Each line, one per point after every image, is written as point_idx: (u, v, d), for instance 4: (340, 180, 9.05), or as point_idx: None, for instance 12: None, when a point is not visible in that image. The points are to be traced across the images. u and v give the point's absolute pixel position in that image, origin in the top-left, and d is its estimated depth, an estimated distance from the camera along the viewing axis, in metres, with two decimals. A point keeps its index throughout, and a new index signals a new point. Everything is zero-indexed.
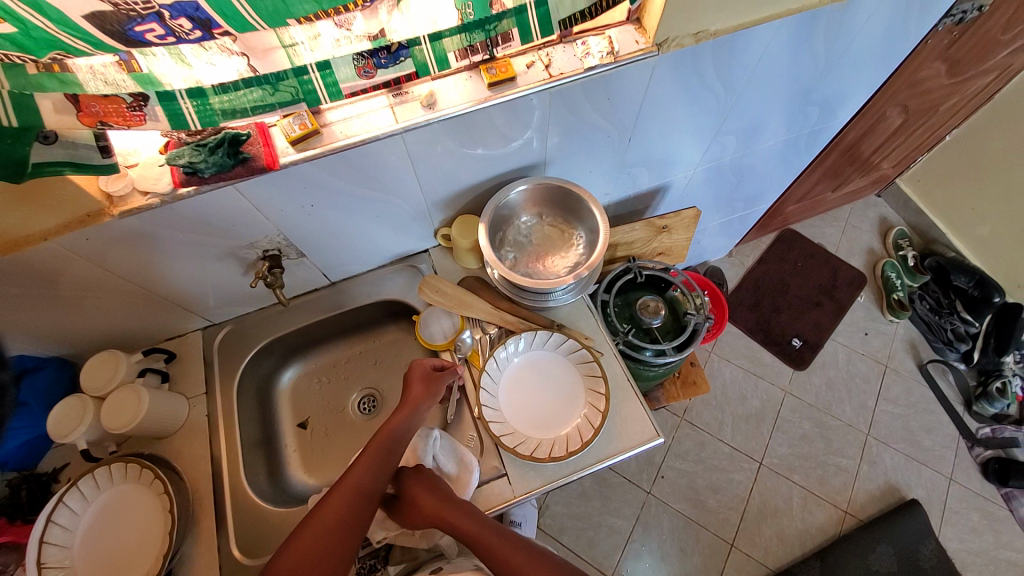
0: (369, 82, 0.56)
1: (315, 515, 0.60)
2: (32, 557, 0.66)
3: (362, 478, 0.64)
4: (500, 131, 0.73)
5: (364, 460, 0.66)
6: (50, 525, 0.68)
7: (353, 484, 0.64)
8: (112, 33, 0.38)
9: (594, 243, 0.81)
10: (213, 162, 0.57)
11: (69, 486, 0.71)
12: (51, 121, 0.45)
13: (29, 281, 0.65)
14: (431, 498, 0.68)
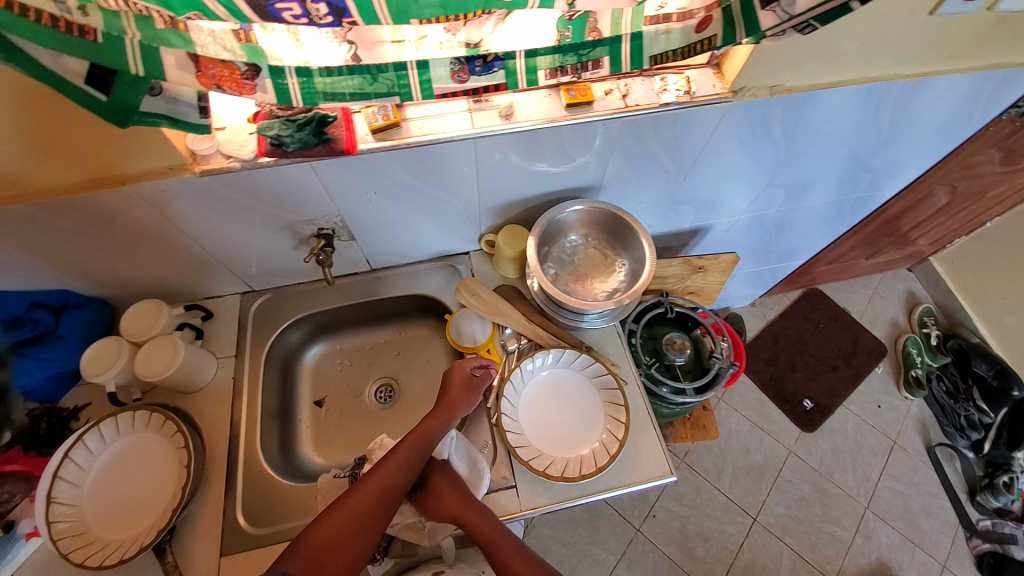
0: (460, 86, 0.58)
1: (335, 512, 0.64)
2: (44, 489, 0.67)
3: (387, 479, 0.68)
4: (567, 150, 0.75)
5: (392, 462, 0.69)
6: (66, 460, 0.69)
7: (375, 486, 0.67)
8: (255, 5, 0.40)
9: (638, 272, 0.81)
10: (299, 138, 0.60)
11: (91, 426, 0.72)
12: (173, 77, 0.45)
13: (100, 221, 0.68)
14: (455, 498, 0.70)
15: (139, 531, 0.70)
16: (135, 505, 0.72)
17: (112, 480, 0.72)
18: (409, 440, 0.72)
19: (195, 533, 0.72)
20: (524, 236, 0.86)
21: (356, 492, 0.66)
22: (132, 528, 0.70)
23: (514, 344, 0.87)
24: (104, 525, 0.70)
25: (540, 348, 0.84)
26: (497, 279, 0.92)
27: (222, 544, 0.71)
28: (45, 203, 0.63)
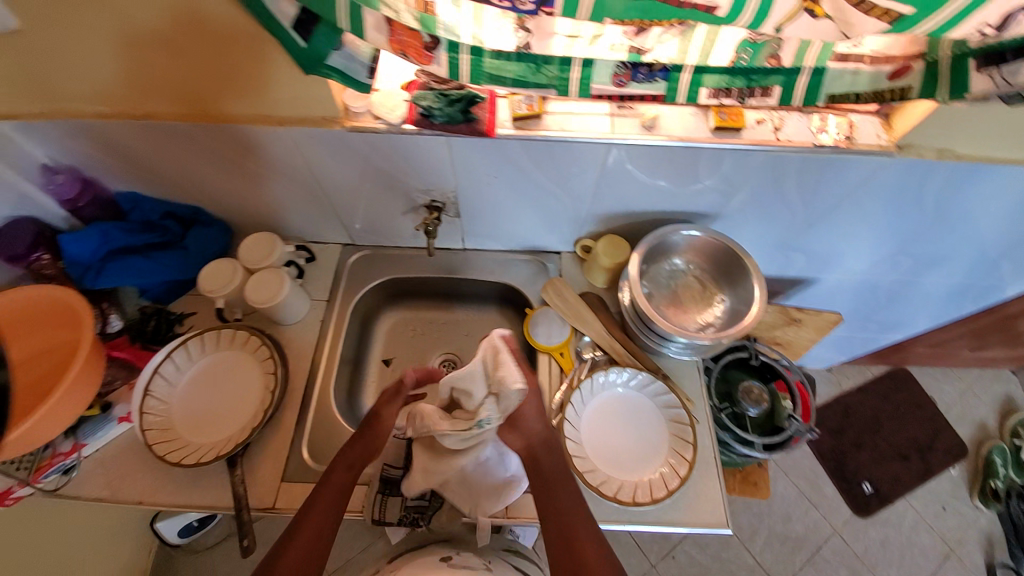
0: (618, 91, 0.57)
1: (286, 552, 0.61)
2: (145, 380, 0.74)
3: (323, 514, 0.64)
4: (697, 173, 0.72)
5: (325, 497, 0.66)
6: (167, 360, 0.77)
7: (318, 521, 0.64)
8: None
9: (739, 313, 0.77)
10: (446, 113, 0.62)
11: (194, 334, 0.80)
12: (369, 37, 0.47)
13: (248, 153, 0.73)
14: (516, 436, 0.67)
15: (222, 439, 0.76)
16: (220, 415, 0.78)
17: (206, 388, 0.79)
18: (334, 476, 0.68)
19: (264, 454, 0.77)
20: (624, 248, 0.84)
21: (294, 536, 0.62)
22: (215, 436, 0.76)
23: (589, 354, 0.84)
24: (191, 427, 0.76)
25: (614, 364, 0.82)
26: (584, 285, 0.90)
27: (285, 470, 0.76)
28: (208, 127, 0.68)
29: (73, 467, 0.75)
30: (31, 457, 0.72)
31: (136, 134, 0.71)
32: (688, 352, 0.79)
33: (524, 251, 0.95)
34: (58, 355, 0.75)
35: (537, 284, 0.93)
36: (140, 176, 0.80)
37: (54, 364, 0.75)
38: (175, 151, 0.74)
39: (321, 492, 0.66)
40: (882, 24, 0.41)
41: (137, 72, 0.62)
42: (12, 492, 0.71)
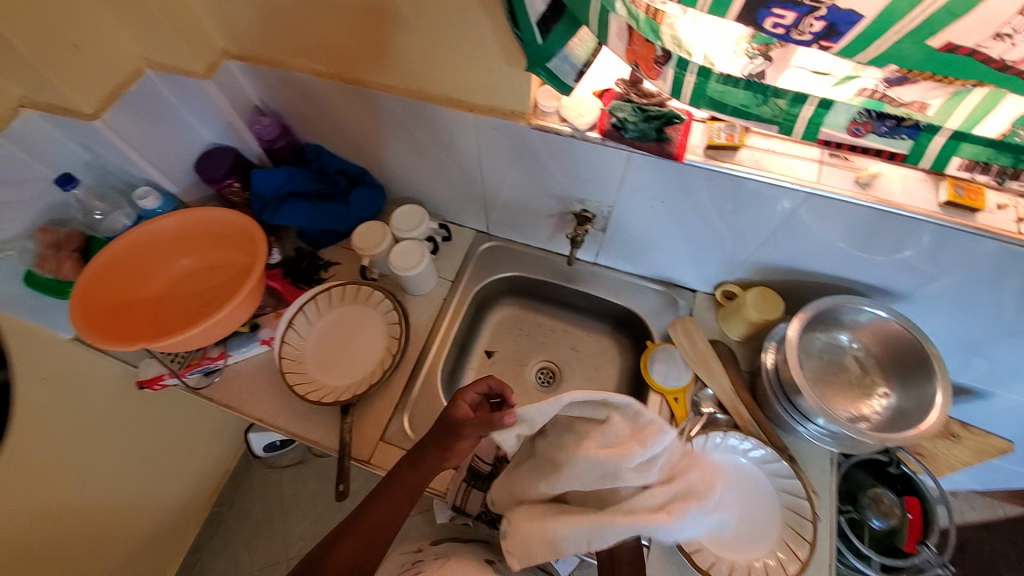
0: (849, 139, 0.52)
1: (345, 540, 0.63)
2: (292, 310, 0.83)
3: (387, 513, 0.65)
4: (901, 245, 0.63)
5: (393, 494, 0.66)
6: (311, 300, 0.86)
7: (380, 517, 0.65)
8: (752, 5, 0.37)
9: (904, 418, 0.67)
10: (639, 129, 0.60)
11: (339, 284, 0.88)
12: (610, 45, 0.49)
13: (427, 129, 0.77)
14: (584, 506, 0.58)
15: (342, 386, 0.81)
16: (342, 363, 0.84)
17: (337, 336, 0.86)
18: (404, 478, 0.66)
19: (370, 410, 0.81)
20: (778, 306, 0.76)
21: (354, 531, 0.64)
22: (335, 380, 0.82)
23: (708, 409, 0.77)
24: (319, 367, 0.83)
25: (737, 429, 0.74)
26: (716, 333, 0.83)
27: (385, 429, 0.79)
28: (402, 98, 0.72)
29: (214, 371, 0.84)
30: (185, 354, 0.85)
31: (337, 93, 0.77)
32: (826, 441, 0.69)
33: (656, 280, 0.91)
34: (228, 272, 0.86)
35: (663, 317, 0.88)
36: (326, 130, 0.87)
37: (223, 279, 0.86)
38: (364, 114, 0.79)
39: (388, 490, 0.66)
40: None
41: (357, 38, 0.67)
42: (161, 378, 0.83)
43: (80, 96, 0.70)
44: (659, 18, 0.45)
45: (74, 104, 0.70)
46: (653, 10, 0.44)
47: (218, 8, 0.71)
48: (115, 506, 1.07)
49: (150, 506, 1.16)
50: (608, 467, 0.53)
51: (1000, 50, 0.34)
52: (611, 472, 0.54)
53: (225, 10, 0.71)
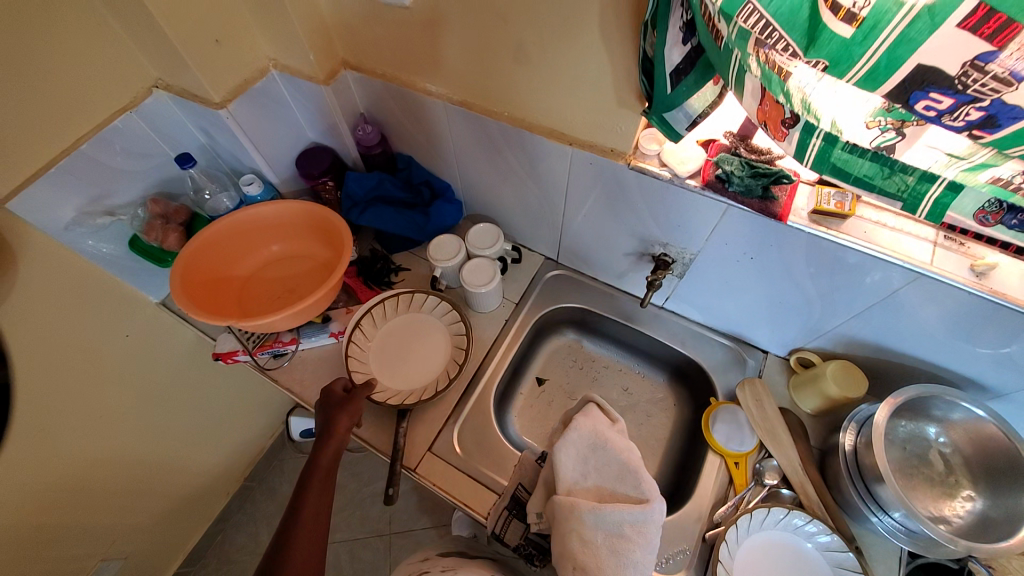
0: (975, 226, 0.50)
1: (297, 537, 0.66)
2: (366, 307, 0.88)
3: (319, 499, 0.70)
4: (1013, 343, 0.59)
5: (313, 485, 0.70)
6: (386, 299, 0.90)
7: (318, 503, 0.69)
8: (906, 88, 0.36)
9: (994, 530, 0.61)
10: (743, 184, 0.59)
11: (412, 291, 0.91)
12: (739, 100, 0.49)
13: (522, 156, 0.79)
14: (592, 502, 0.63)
15: (403, 390, 0.83)
16: (402, 368, 0.85)
17: (399, 342, 0.88)
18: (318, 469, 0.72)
19: (423, 419, 0.83)
20: (860, 382, 0.72)
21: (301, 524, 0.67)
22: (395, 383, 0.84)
23: (771, 480, 0.73)
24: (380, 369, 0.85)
25: (802, 509, 0.69)
26: (787, 401, 0.80)
27: (435, 440, 0.81)
28: (504, 124, 0.75)
29: (284, 355, 0.88)
30: (259, 335, 0.89)
31: (442, 112, 0.81)
32: (899, 538, 0.64)
33: (724, 334, 0.88)
34: (312, 264, 0.91)
35: (728, 374, 0.85)
36: (421, 143, 0.92)
37: (305, 270, 0.91)
38: (462, 133, 0.82)
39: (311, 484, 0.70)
40: None
41: (473, 64, 0.70)
42: (235, 355, 0.87)
43: (214, 87, 0.76)
44: (788, 81, 0.44)
45: (206, 92, 0.76)
46: (783, 70, 0.43)
47: (350, 25, 0.77)
48: (162, 463, 1.12)
49: (191, 468, 1.22)
50: (590, 437, 0.66)
51: None
52: (595, 442, 0.66)
53: (354, 24, 0.77)
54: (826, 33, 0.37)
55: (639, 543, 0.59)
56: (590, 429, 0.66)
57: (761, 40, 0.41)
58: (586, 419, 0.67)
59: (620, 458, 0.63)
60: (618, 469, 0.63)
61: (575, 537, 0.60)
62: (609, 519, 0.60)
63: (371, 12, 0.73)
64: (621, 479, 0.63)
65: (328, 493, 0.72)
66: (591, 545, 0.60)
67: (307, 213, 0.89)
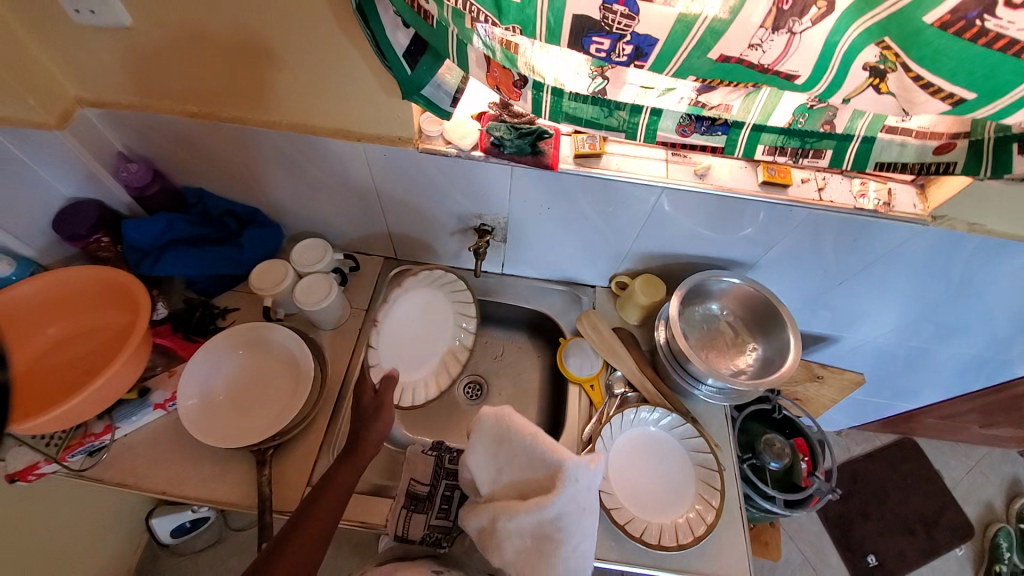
0: (680, 139, 0.62)
1: (287, 550, 0.59)
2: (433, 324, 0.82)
3: (322, 513, 0.63)
4: (743, 223, 0.76)
5: (329, 497, 0.65)
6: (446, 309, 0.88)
7: (319, 523, 0.62)
8: (573, 44, 0.45)
9: (771, 363, 0.80)
10: (515, 144, 0.68)
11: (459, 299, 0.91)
12: (471, 72, 0.54)
13: (319, 163, 0.77)
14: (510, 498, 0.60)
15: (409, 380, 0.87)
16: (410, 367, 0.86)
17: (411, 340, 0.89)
18: (341, 476, 0.67)
19: (292, 457, 0.78)
20: (660, 289, 0.88)
21: (297, 530, 0.61)
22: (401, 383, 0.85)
23: (620, 390, 0.86)
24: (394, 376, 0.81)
25: (646, 403, 0.83)
26: (617, 321, 0.93)
27: (310, 471, 0.77)
28: (287, 133, 0.73)
29: (100, 449, 0.75)
30: (63, 434, 0.73)
31: (217, 134, 0.75)
32: (717, 397, 0.81)
33: (560, 282, 0.98)
34: (106, 335, 0.78)
35: (570, 315, 0.95)
36: (207, 172, 0.84)
37: (99, 344, 0.77)
38: (249, 153, 0.78)
39: (330, 486, 0.66)
40: (943, 106, 0.42)
41: (229, 75, 0.67)
42: (36, 467, 0.70)
43: None
44: (515, 50, 0.51)
45: None
46: (512, 45, 0.51)
47: (66, 56, 0.67)
48: None
49: None
50: (495, 431, 0.62)
51: (756, 56, 0.42)
52: (500, 435, 0.61)
53: (74, 55, 0.66)
54: None
55: (562, 541, 0.56)
56: (494, 418, 0.62)
57: (474, 17, 0.46)
58: (489, 410, 0.63)
59: (525, 446, 0.60)
60: (528, 460, 0.59)
61: (505, 546, 0.58)
62: (527, 521, 0.56)
63: (92, 40, 0.64)
64: (534, 468, 0.59)
65: (339, 506, 0.65)
66: (516, 547, 0.58)
67: (90, 279, 0.76)
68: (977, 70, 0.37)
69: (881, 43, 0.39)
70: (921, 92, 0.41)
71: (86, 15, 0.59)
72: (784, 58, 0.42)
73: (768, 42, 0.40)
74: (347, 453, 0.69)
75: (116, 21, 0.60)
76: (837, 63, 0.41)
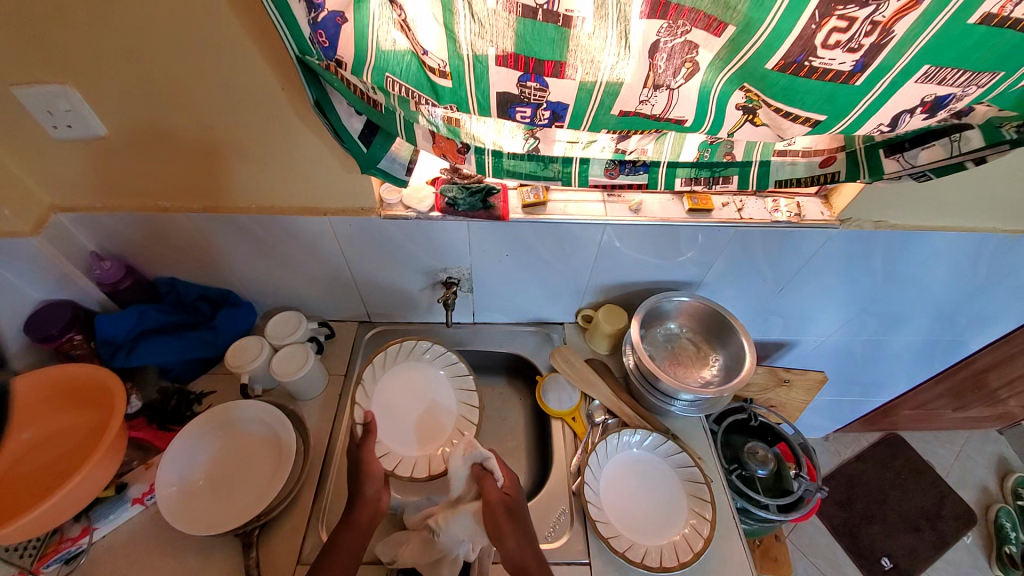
0: (609, 181, 0.70)
1: None
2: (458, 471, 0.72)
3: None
4: (682, 248, 0.85)
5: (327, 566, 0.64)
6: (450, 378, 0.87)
7: None
8: (501, 113, 0.53)
9: (733, 369, 0.87)
10: (468, 201, 0.76)
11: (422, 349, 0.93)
12: (420, 146, 0.62)
13: (288, 240, 0.83)
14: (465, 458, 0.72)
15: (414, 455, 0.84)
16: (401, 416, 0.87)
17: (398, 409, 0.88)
18: (341, 560, 0.65)
19: (280, 535, 0.76)
20: (623, 317, 0.94)
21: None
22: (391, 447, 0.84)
23: (600, 417, 0.90)
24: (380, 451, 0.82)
25: (626, 426, 0.87)
26: (588, 353, 0.99)
27: (301, 549, 0.75)
28: (259, 216, 0.79)
29: (76, 555, 0.72)
30: (38, 542, 0.70)
31: (189, 224, 0.80)
32: (692, 410, 0.86)
33: (529, 323, 1.04)
34: (82, 432, 0.76)
35: (543, 353, 1.00)
36: (180, 262, 0.88)
37: (74, 443, 0.76)
38: (221, 239, 0.83)
39: (334, 560, 0.64)
40: (806, 128, 0.52)
41: (199, 170, 0.73)
42: None
43: None
44: (457, 125, 0.60)
45: None
46: (455, 120, 0.59)
47: (42, 169, 0.72)
48: None
49: None
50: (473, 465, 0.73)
51: (648, 108, 0.51)
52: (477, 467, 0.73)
53: (49, 168, 0.72)
54: (435, 84, 0.51)
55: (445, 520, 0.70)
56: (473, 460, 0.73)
57: (417, 101, 0.55)
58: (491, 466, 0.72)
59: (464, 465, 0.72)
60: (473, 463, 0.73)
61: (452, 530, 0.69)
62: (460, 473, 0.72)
63: (66, 152, 0.70)
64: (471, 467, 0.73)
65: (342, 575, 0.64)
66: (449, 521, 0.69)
67: (83, 376, 0.77)
68: (820, 98, 0.47)
69: (743, 88, 0.49)
70: (785, 121, 0.51)
71: (62, 129, 0.66)
72: (670, 108, 0.51)
73: (654, 98, 0.50)
74: (349, 535, 0.67)
75: (89, 131, 0.66)
76: (714, 106, 0.51)
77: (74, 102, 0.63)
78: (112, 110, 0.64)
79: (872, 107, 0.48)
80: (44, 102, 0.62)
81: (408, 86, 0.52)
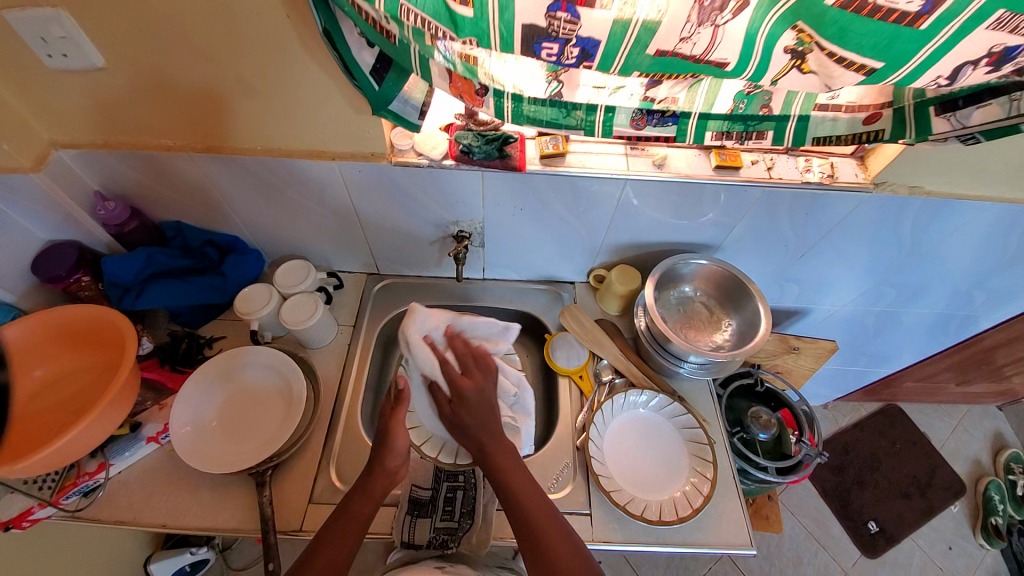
0: (635, 133, 0.66)
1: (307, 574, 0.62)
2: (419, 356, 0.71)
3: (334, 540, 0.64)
4: (704, 208, 0.81)
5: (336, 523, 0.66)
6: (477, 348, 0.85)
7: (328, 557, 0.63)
8: (524, 49, 0.49)
9: (746, 335, 0.86)
10: (484, 150, 0.72)
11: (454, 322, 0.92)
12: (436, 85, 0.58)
13: (294, 186, 0.80)
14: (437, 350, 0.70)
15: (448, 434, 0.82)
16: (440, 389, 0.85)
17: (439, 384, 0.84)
18: (356, 505, 0.67)
19: (291, 476, 0.78)
20: (637, 278, 0.92)
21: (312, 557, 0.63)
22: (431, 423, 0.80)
23: (608, 376, 0.90)
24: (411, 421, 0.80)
25: (633, 386, 0.87)
26: (598, 312, 0.98)
27: (312, 489, 0.77)
28: (264, 158, 0.75)
29: (96, 487, 0.75)
30: (57, 475, 0.72)
31: (193, 166, 0.77)
32: (700, 373, 0.86)
33: (540, 281, 1.02)
34: (95, 372, 0.77)
35: (553, 311, 0.99)
36: (186, 205, 0.85)
37: (90, 382, 0.77)
38: (225, 182, 0.80)
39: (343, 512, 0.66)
40: (859, 77, 0.46)
41: (201, 108, 0.69)
42: (30, 513, 0.70)
43: None
44: (474, 63, 0.55)
45: None
46: (471, 58, 0.54)
47: (37, 100, 0.68)
48: None
49: None
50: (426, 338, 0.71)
51: (688, 48, 0.47)
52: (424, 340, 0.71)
53: (46, 100, 0.68)
54: (454, 14, 0.46)
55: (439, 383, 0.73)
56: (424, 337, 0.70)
57: (433, 35, 0.50)
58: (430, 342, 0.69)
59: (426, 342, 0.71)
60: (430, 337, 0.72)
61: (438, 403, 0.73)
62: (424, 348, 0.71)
63: (62, 83, 0.66)
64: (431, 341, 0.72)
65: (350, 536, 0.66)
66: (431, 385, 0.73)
67: (89, 317, 0.77)
68: (880, 42, 0.42)
69: (795, 27, 0.44)
70: (837, 68, 0.46)
71: (57, 59, 0.62)
72: (712, 48, 0.47)
73: (696, 35, 0.45)
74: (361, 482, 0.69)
75: (86, 62, 0.62)
76: (761, 49, 0.46)
77: (68, 29, 0.58)
78: (107, 37, 0.60)
79: (938, 53, 0.43)
80: (36, 27, 0.58)
81: (425, 16, 0.47)
